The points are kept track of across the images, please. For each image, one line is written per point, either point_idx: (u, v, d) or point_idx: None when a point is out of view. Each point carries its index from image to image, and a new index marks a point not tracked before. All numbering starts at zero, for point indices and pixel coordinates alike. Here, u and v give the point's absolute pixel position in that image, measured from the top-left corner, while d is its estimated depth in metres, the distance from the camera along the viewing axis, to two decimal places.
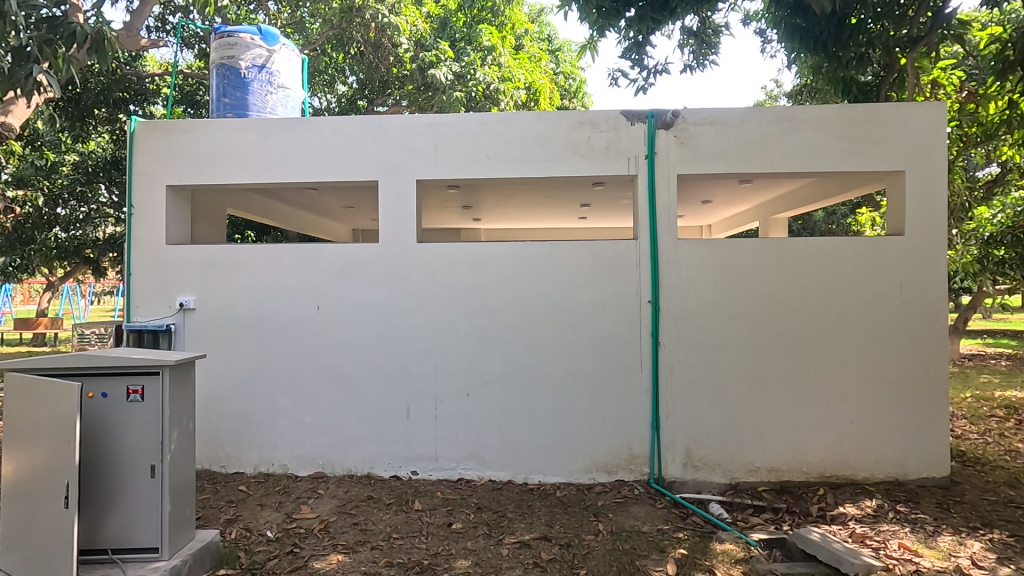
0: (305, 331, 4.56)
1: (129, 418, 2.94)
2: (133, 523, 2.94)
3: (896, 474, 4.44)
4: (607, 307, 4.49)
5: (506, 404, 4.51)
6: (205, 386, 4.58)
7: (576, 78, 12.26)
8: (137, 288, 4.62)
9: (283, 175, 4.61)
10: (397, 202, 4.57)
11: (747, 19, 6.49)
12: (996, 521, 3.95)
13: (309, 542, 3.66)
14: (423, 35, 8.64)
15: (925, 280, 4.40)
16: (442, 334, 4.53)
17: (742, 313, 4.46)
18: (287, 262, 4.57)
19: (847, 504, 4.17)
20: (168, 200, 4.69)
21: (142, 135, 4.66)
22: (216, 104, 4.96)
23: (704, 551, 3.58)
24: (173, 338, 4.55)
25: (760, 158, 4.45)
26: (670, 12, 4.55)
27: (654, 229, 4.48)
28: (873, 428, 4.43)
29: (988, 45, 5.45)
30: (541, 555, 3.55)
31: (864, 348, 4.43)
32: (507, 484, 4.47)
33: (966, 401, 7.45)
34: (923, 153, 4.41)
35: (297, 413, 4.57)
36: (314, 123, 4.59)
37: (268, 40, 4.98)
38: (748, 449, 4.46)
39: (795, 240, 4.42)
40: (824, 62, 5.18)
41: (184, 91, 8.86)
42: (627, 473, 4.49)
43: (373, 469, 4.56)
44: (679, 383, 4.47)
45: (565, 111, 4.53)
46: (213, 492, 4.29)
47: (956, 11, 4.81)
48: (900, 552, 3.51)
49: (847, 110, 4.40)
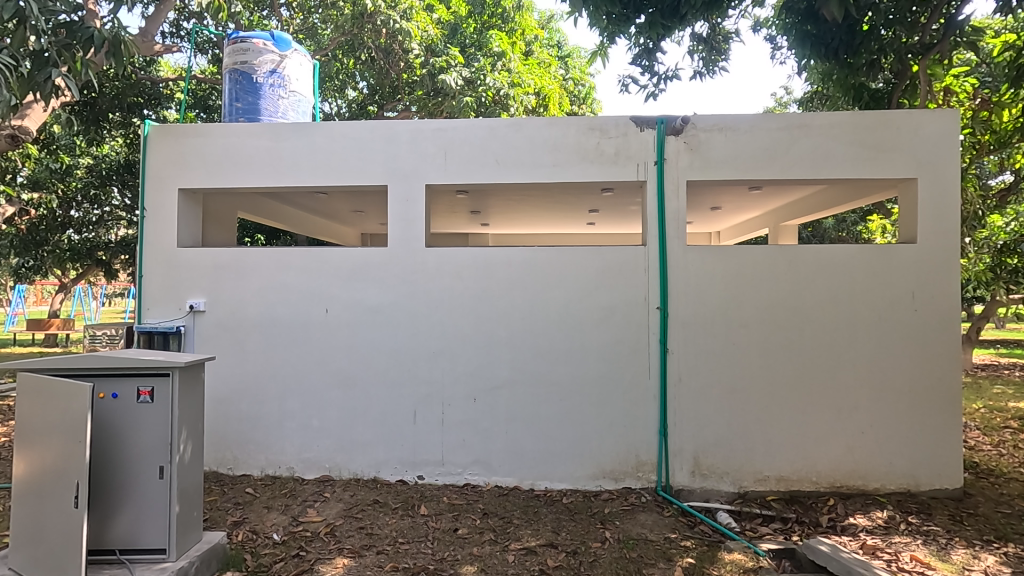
0: (313, 334, 4.58)
1: (140, 418, 2.96)
2: (141, 522, 2.95)
3: (907, 485, 4.38)
4: (615, 313, 4.48)
5: (513, 409, 4.50)
6: (215, 388, 4.62)
7: (586, 84, 12.14)
8: (149, 290, 4.66)
9: (293, 179, 4.64)
10: (406, 206, 4.59)
11: (756, 27, 6.48)
12: (1011, 534, 3.88)
13: (315, 545, 3.67)
14: (434, 40, 8.76)
15: (937, 288, 4.36)
16: (450, 339, 4.53)
17: (751, 321, 4.43)
18: (298, 265, 4.60)
19: (857, 515, 4.12)
20: (180, 203, 4.74)
21: (155, 139, 4.71)
22: (228, 108, 5.03)
23: (712, 560, 3.55)
24: (183, 340, 4.62)
25: (770, 165, 4.44)
26: (681, 19, 4.55)
27: (664, 235, 4.47)
28: (884, 438, 4.39)
29: (1002, 53, 5.38)
30: (547, 562, 3.53)
31: (874, 357, 4.38)
32: (513, 490, 4.45)
33: (979, 412, 7.33)
34: (936, 160, 4.37)
35: (305, 417, 4.58)
36: (324, 127, 4.62)
37: (280, 46, 5.03)
38: (756, 457, 4.42)
39: (805, 248, 4.40)
40: (835, 69, 5.16)
41: (197, 96, 8.95)
42: (634, 481, 4.46)
43: (379, 473, 4.56)
44: (687, 391, 4.44)
45: (575, 117, 4.53)
46: (220, 493, 4.31)
47: (969, 19, 4.73)
48: (912, 565, 3.46)
49: (858, 118, 4.38)
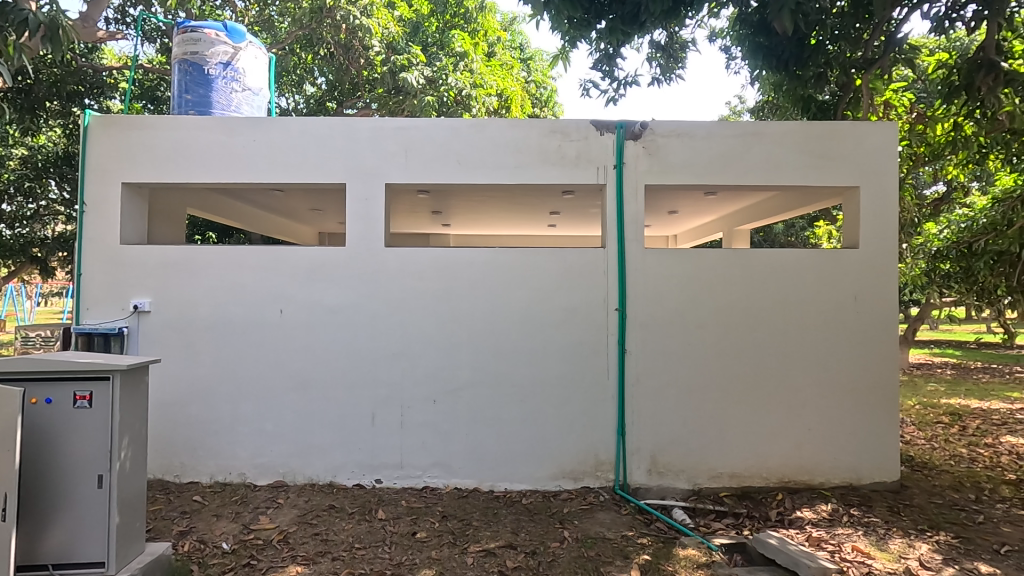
0: (268, 335, 4.45)
1: (77, 425, 2.81)
2: (77, 534, 2.79)
3: (850, 478, 4.59)
4: (575, 314, 4.53)
5: (473, 411, 4.49)
6: (162, 391, 4.42)
7: (548, 87, 12.24)
8: (90, 289, 4.42)
9: (247, 175, 4.50)
10: (366, 206, 4.51)
11: (712, 36, 6.66)
12: (943, 523, 4.13)
13: (267, 553, 3.56)
14: (395, 38, 8.61)
15: (880, 291, 4.59)
16: (410, 340, 4.48)
17: (707, 323, 4.56)
18: (252, 265, 4.45)
19: (804, 508, 4.30)
20: (124, 198, 4.51)
21: (97, 130, 4.48)
22: (177, 100, 4.81)
23: (668, 556, 3.63)
24: (125, 342, 4.39)
25: (725, 171, 4.58)
26: (640, 26, 4.64)
27: (623, 238, 4.54)
28: (830, 435, 4.59)
29: (936, 70, 5.71)
30: (506, 563, 3.54)
31: (821, 357, 4.58)
32: (472, 492, 4.43)
33: (915, 408, 7.75)
34: (878, 170, 4.61)
35: (259, 421, 4.44)
36: (281, 122, 4.50)
37: (234, 37, 4.86)
38: (711, 455, 4.55)
39: (758, 252, 4.56)
40: (785, 80, 5.38)
41: (143, 86, 8.55)
42: (593, 480, 4.52)
43: (336, 477, 4.47)
44: (645, 391, 4.53)
45: (538, 119, 4.55)
46: (165, 502, 4.12)
47: (907, 37, 4.97)
48: (854, 554, 3.64)
49: (807, 127, 4.58)
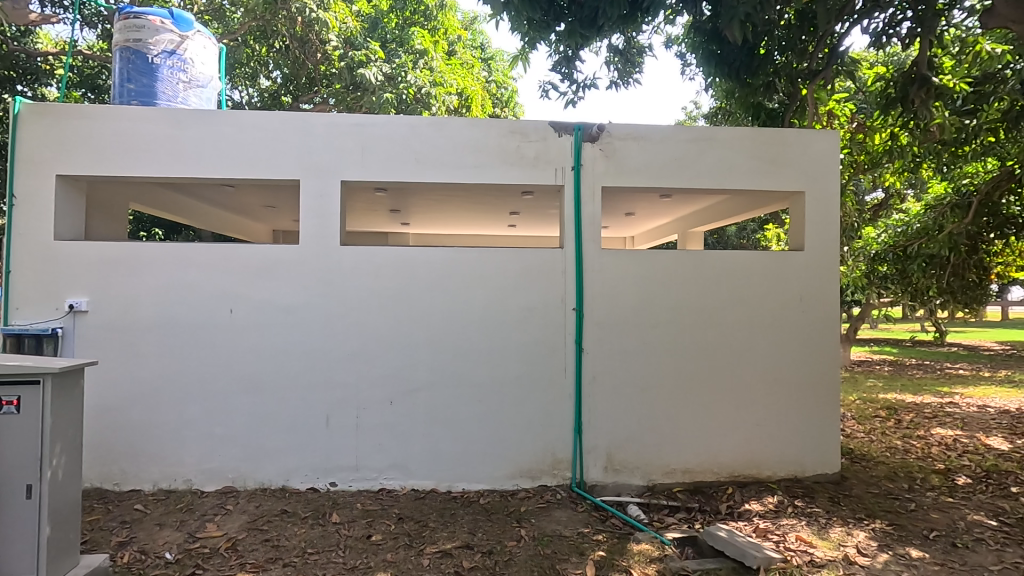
0: (217, 336, 4.29)
1: (3, 432, 2.64)
2: (3, 547, 2.64)
3: (794, 471, 4.79)
4: (533, 314, 4.55)
5: (431, 411, 4.45)
6: (101, 395, 4.20)
7: (508, 88, 12.26)
8: (21, 287, 4.16)
9: (196, 169, 4.32)
10: (321, 203, 4.41)
11: (668, 43, 6.82)
12: (878, 512, 4.35)
13: (214, 562, 3.43)
14: (352, 33, 8.40)
15: (822, 291, 4.80)
16: (367, 340, 4.40)
17: (660, 322, 4.66)
18: (201, 263, 4.28)
19: (752, 501, 4.46)
20: (58, 191, 4.26)
21: (28, 119, 4.22)
22: (119, 90, 4.58)
23: (622, 552, 3.69)
24: (60, 344, 4.15)
25: (680, 174, 4.70)
26: (597, 30, 4.70)
27: (581, 238, 4.60)
28: (777, 430, 4.77)
29: (875, 82, 6.01)
30: (462, 564, 3.53)
31: (768, 354, 4.76)
32: (430, 493, 4.40)
33: (855, 403, 8.15)
34: (821, 176, 4.83)
35: (207, 425, 4.28)
36: (232, 115, 4.34)
37: (181, 25, 4.68)
38: (665, 451, 4.66)
39: (709, 253, 4.70)
40: (736, 88, 5.54)
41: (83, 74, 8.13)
42: (549, 479, 4.56)
43: (288, 482, 4.35)
44: (601, 389, 4.60)
45: (498, 119, 4.56)
46: (104, 512, 3.92)
47: (848, 50, 5.24)
48: (797, 544, 3.80)
49: (756, 133, 4.75)
